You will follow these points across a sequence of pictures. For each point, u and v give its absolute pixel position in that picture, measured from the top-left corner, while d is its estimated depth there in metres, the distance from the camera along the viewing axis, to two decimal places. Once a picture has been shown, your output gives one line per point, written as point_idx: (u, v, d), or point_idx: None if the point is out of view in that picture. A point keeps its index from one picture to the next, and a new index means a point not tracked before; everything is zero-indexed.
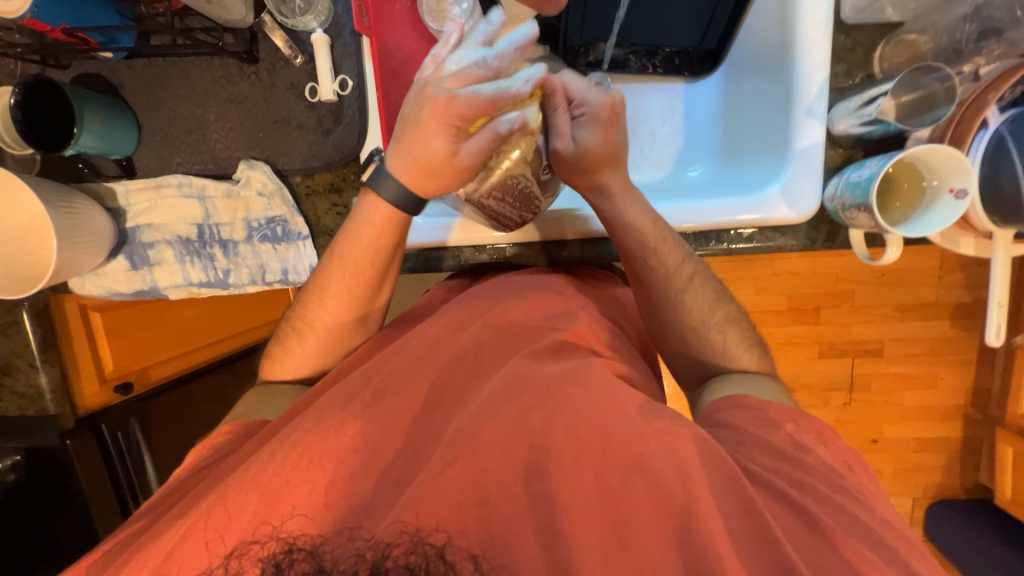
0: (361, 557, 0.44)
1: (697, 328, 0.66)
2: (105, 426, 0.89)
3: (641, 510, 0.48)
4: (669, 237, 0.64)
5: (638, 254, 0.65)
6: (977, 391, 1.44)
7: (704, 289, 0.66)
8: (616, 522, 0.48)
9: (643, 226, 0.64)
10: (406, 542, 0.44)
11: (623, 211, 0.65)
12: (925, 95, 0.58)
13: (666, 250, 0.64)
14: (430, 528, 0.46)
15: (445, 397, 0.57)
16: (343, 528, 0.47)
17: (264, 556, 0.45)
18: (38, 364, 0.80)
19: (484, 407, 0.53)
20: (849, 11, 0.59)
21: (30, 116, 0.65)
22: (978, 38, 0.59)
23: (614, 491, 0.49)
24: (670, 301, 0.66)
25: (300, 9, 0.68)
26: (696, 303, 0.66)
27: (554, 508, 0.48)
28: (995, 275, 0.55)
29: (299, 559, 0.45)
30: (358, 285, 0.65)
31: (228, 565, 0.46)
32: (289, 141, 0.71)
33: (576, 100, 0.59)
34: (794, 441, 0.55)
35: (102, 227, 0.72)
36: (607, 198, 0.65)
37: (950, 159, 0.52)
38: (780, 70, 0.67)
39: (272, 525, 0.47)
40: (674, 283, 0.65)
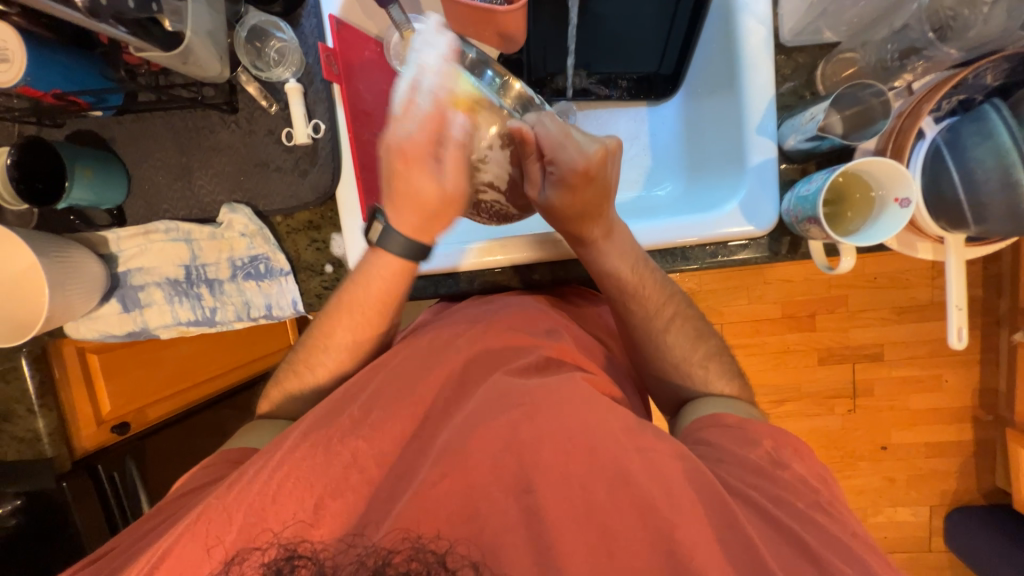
0: (362, 563, 0.47)
1: (676, 361, 0.65)
2: (102, 467, 0.91)
3: (622, 523, 0.48)
4: (649, 280, 0.64)
5: (620, 299, 0.65)
6: (983, 391, 1.41)
7: (686, 327, 0.66)
8: (598, 536, 0.48)
9: (622, 272, 0.64)
10: (407, 549, 0.47)
11: (602, 258, 0.64)
12: (863, 110, 0.61)
13: (647, 293, 0.64)
14: (432, 536, 0.48)
15: (424, 421, 0.58)
16: (343, 534, 0.49)
17: (266, 562, 0.47)
18: (36, 410, 0.82)
19: (462, 428, 0.53)
20: (787, 34, 0.63)
21: (27, 175, 0.70)
22: (901, 57, 0.61)
23: (594, 506, 0.49)
24: (648, 335, 0.65)
25: (274, 61, 0.73)
26: (675, 342, 0.65)
27: (539, 525, 0.48)
28: (952, 280, 0.57)
29: (301, 565, 0.48)
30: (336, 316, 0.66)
31: (229, 570, 0.47)
32: (270, 183, 0.75)
33: (547, 156, 0.60)
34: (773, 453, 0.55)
35: (95, 273, 0.75)
36: (587, 246, 0.65)
37: (892, 171, 0.53)
38: (729, 90, 0.70)
39: (273, 531, 0.49)
40: (654, 323, 0.65)
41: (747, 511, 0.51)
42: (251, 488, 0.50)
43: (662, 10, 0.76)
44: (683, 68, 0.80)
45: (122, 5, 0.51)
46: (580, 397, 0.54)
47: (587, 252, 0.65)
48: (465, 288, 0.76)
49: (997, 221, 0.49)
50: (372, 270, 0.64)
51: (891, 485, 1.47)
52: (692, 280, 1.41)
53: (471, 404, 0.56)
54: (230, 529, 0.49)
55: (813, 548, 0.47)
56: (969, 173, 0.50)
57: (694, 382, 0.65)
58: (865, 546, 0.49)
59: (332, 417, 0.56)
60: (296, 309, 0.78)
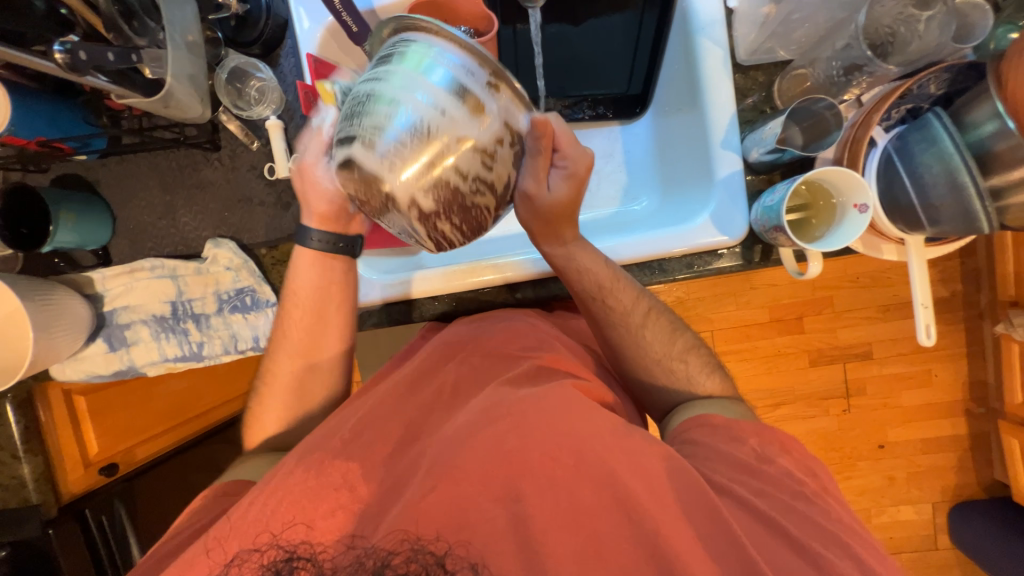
0: (361, 564, 0.45)
1: (656, 360, 0.66)
2: (89, 511, 0.89)
3: (610, 528, 0.48)
4: (622, 277, 0.65)
5: (593, 298, 0.65)
6: (973, 384, 1.43)
7: (661, 322, 0.67)
8: (585, 539, 0.47)
9: (595, 269, 0.64)
10: (406, 551, 0.45)
11: (574, 258, 0.64)
12: (817, 121, 0.64)
13: (620, 290, 0.65)
14: (431, 537, 0.46)
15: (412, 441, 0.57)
16: (343, 536, 0.48)
17: (265, 564, 0.46)
18: (20, 455, 0.80)
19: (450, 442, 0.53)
20: (744, 54, 0.66)
21: (11, 220, 0.71)
22: (847, 73, 0.64)
23: (581, 509, 0.48)
24: (626, 337, 0.66)
25: (255, 99, 0.75)
26: (651, 339, 0.66)
27: (528, 533, 0.47)
28: (916, 279, 0.58)
29: (300, 567, 0.46)
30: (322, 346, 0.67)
31: (229, 573, 0.46)
32: (254, 217, 0.76)
33: (559, 151, 0.54)
34: (758, 453, 0.56)
35: (81, 313, 0.75)
36: (561, 246, 0.64)
37: (848, 179, 0.56)
38: (692, 109, 0.73)
39: (272, 534, 0.48)
40: (633, 321, 0.65)
41: (738, 511, 0.50)
42: (246, 514, 0.50)
43: (628, 37, 0.79)
44: (651, 87, 0.83)
45: (102, 57, 0.53)
46: (567, 402, 0.54)
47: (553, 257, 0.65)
48: (449, 310, 0.76)
49: (948, 222, 0.52)
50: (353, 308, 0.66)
51: (892, 484, 1.47)
52: (679, 290, 1.43)
53: (458, 418, 0.56)
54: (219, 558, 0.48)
55: (797, 541, 0.48)
56: (918, 178, 0.52)
57: (681, 387, 0.66)
58: (855, 540, 0.49)
59: (325, 439, 0.55)
60: None
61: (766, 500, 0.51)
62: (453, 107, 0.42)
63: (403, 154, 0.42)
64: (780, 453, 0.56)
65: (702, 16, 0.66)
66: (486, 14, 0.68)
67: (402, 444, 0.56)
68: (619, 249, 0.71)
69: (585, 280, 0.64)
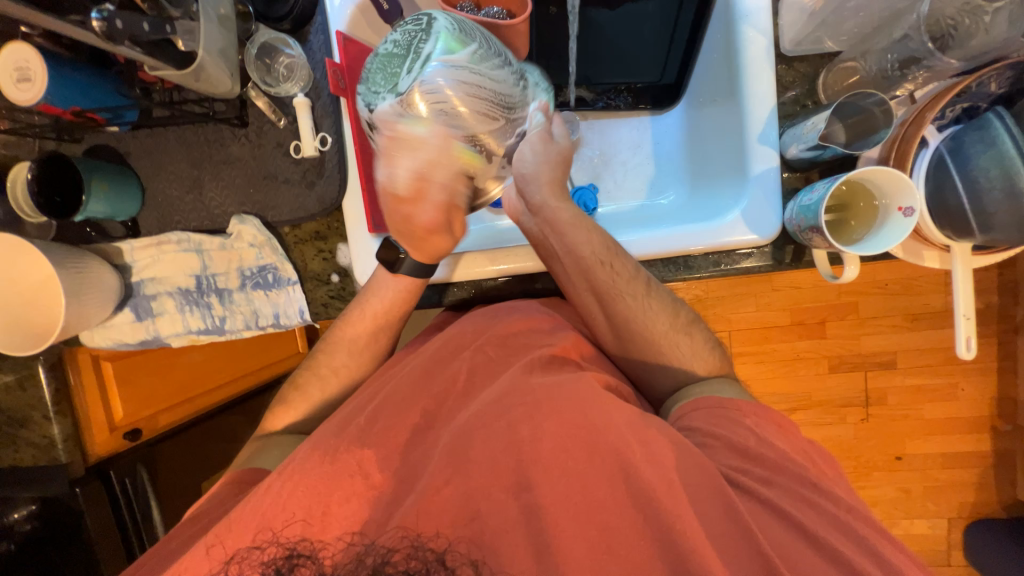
0: (361, 562, 0.46)
1: (663, 333, 0.62)
2: (112, 471, 0.94)
3: (622, 520, 0.47)
4: (619, 252, 0.63)
5: (587, 272, 0.63)
6: (1001, 401, 1.38)
7: (660, 298, 0.63)
8: (598, 532, 0.46)
9: (590, 243, 0.63)
10: (406, 548, 0.46)
11: (569, 232, 0.63)
12: (865, 118, 0.60)
13: (617, 264, 0.62)
14: (431, 534, 0.46)
15: (426, 424, 0.57)
16: (343, 533, 0.48)
17: (266, 561, 0.47)
18: (51, 416, 0.84)
19: (464, 428, 0.52)
20: (788, 44, 0.63)
21: (46, 188, 0.72)
22: (902, 66, 0.59)
23: (595, 502, 0.47)
24: (632, 310, 0.62)
25: (283, 77, 0.75)
26: (655, 311, 0.63)
27: (538, 522, 0.47)
28: (958, 290, 0.56)
29: (300, 564, 0.47)
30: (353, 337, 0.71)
31: (228, 570, 0.47)
32: (278, 194, 0.77)
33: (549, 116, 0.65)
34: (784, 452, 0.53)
35: (110, 282, 0.77)
36: (557, 230, 0.63)
37: (893, 178, 0.53)
38: (730, 98, 0.70)
39: (272, 531, 0.48)
40: (638, 289, 0.62)
41: (761, 512, 0.48)
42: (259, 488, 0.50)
43: (665, 22, 0.75)
44: (685, 76, 0.79)
45: (136, 27, 0.54)
46: (584, 392, 0.52)
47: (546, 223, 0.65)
48: (469, 297, 0.75)
49: (1001, 230, 0.50)
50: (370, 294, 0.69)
51: (907, 497, 1.44)
52: (698, 288, 1.40)
53: (474, 404, 0.55)
54: (234, 526, 0.48)
55: (819, 537, 0.46)
56: (972, 181, 0.50)
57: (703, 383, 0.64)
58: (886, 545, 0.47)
59: (342, 427, 0.56)
60: (303, 318, 0.80)
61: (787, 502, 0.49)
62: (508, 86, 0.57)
63: (492, 133, 0.56)
64: (802, 454, 0.54)
65: (744, 3, 0.63)
66: None
67: (417, 430, 0.56)
68: (630, 241, 0.70)
69: (584, 245, 0.62)
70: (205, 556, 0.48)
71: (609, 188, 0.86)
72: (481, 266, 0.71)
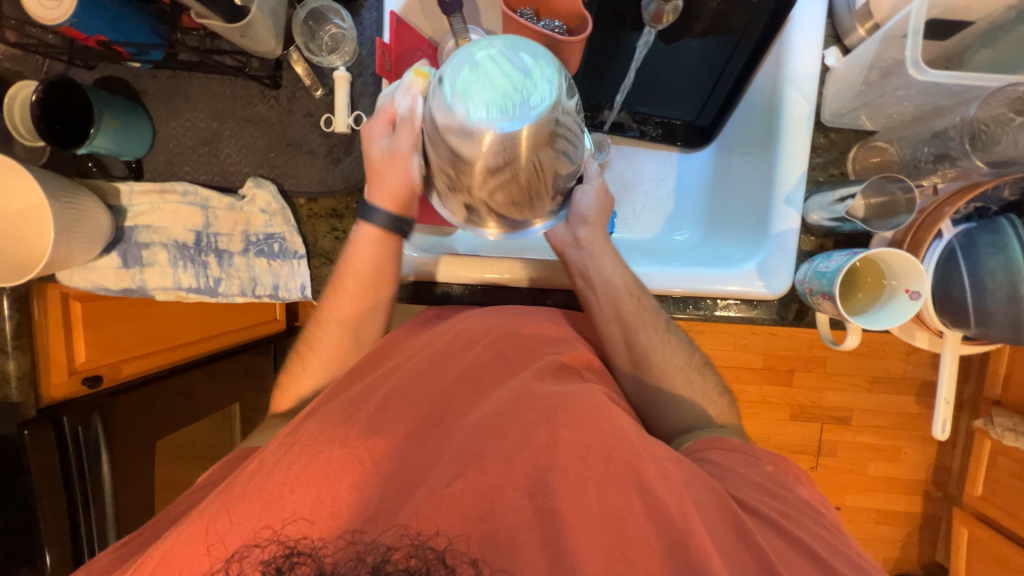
0: (361, 561, 0.42)
1: (677, 370, 0.65)
2: (66, 417, 0.83)
3: (637, 529, 0.46)
4: (644, 289, 0.66)
5: (614, 303, 0.65)
6: (937, 468, 1.48)
7: (677, 337, 0.66)
8: (613, 543, 0.46)
9: (621, 279, 0.66)
10: (406, 546, 0.43)
11: (602, 264, 0.65)
12: (890, 201, 0.63)
13: (643, 299, 0.65)
14: (431, 533, 0.45)
15: (435, 419, 0.56)
16: (344, 532, 0.45)
17: (266, 560, 0.43)
18: (8, 350, 0.77)
19: (477, 426, 0.52)
20: (828, 114, 0.66)
21: (48, 113, 0.67)
22: (936, 160, 0.63)
23: (612, 516, 0.47)
24: (651, 344, 0.65)
25: (328, 47, 0.73)
26: (672, 349, 0.65)
27: (554, 526, 0.46)
28: (945, 372, 0.61)
29: (300, 563, 0.43)
30: (352, 308, 0.68)
31: (229, 569, 0.43)
32: (299, 164, 0.74)
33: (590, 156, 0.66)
34: (776, 477, 0.55)
35: (101, 222, 0.72)
36: (593, 260, 0.66)
37: (906, 262, 0.57)
38: (764, 153, 0.72)
39: (273, 528, 0.45)
40: (659, 326, 0.65)
41: (778, 543, 0.48)
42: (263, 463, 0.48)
43: (714, 68, 0.74)
44: (720, 122, 0.80)
45: None
46: (595, 407, 0.53)
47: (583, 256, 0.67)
48: (463, 297, 0.76)
49: (997, 328, 0.53)
50: (354, 242, 0.67)
51: None
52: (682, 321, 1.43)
53: (480, 406, 0.55)
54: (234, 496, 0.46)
55: (838, 565, 0.47)
56: (978, 280, 0.54)
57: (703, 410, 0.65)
58: None
59: (352, 415, 0.54)
60: (304, 294, 0.78)
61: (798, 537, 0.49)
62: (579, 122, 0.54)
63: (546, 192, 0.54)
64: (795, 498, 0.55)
65: (795, 67, 0.66)
66: (580, 12, 0.65)
67: (425, 426, 0.55)
68: (653, 275, 0.70)
69: (616, 278, 0.65)
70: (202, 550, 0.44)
71: (627, 217, 0.86)
72: (474, 269, 0.72)
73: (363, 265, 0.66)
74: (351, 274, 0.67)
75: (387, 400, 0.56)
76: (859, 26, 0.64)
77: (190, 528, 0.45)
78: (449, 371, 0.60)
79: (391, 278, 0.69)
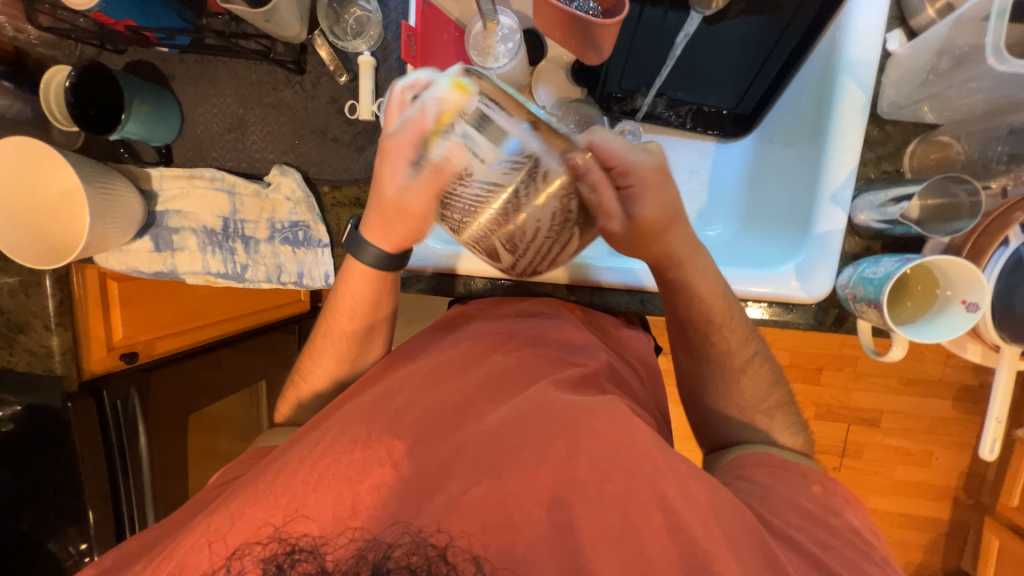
0: (362, 557, 0.43)
1: (720, 366, 0.63)
2: (105, 392, 0.87)
3: (661, 543, 0.45)
4: (736, 316, 0.62)
5: (690, 324, 0.63)
6: (971, 476, 1.42)
7: (764, 369, 0.63)
8: (635, 557, 0.45)
9: (708, 300, 0.61)
10: (407, 543, 0.43)
11: (683, 286, 0.61)
12: (949, 204, 0.58)
13: (731, 329, 0.62)
14: (432, 529, 0.44)
15: (456, 421, 0.55)
16: (343, 529, 0.45)
17: (266, 557, 0.44)
18: (52, 327, 0.82)
19: (498, 430, 0.52)
20: (885, 106, 0.61)
21: (80, 99, 0.68)
22: (1010, 160, 0.58)
23: (634, 529, 0.46)
24: (723, 362, 0.63)
25: (352, 31, 0.71)
26: (749, 377, 0.63)
27: (576, 539, 0.45)
28: (997, 390, 0.57)
29: (301, 560, 0.43)
30: (345, 344, 0.68)
31: (229, 566, 0.44)
32: (323, 152, 0.74)
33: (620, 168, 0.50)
34: (819, 499, 0.53)
35: (134, 208, 0.74)
36: (676, 267, 0.60)
37: (967, 273, 0.52)
38: (809, 146, 0.68)
39: (273, 526, 0.46)
40: (737, 358, 0.62)
41: (806, 563, 0.46)
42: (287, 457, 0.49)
43: (759, 52, 0.69)
44: (762, 110, 0.75)
45: None
46: (620, 413, 0.52)
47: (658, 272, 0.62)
48: (487, 291, 0.77)
49: None
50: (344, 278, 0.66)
51: None
52: None
53: (499, 408, 0.55)
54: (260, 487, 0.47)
55: None
56: None
57: (730, 419, 0.63)
58: None
59: (375, 413, 0.55)
60: (327, 283, 0.78)
61: (834, 559, 0.47)
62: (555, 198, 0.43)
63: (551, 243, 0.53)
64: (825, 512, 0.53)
65: (851, 53, 0.60)
66: None
67: (447, 427, 0.54)
68: (734, 276, 0.65)
69: (700, 305, 0.61)
70: (230, 539, 0.46)
71: None
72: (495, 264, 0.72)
73: (352, 300, 0.66)
74: (339, 307, 0.66)
75: (406, 398, 0.56)
76: (929, 7, 0.58)
77: (223, 520, 0.47)
78: (471, 369, 0.60)
79: (384, 308, 0.68)
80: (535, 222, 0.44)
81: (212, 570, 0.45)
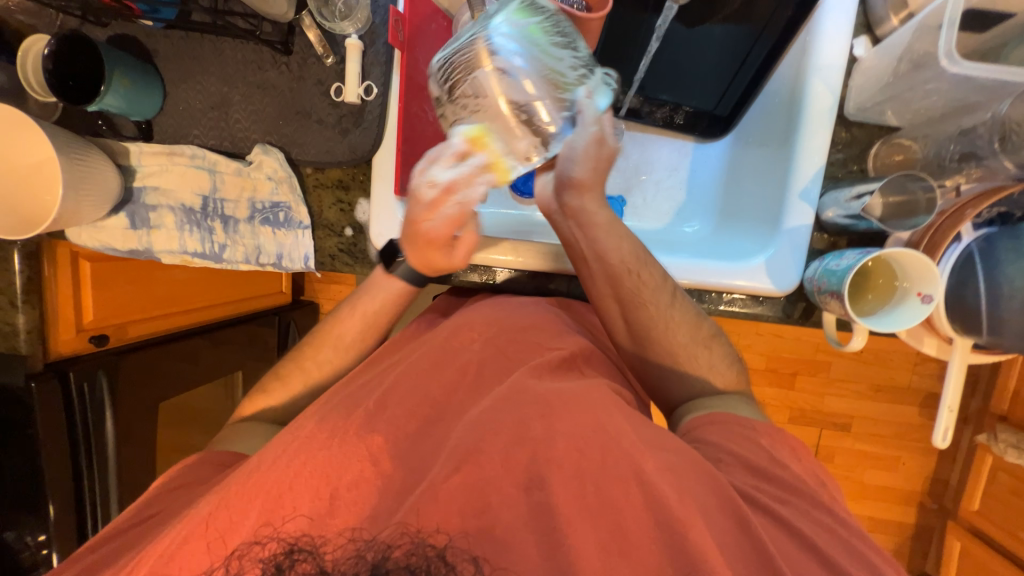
0: (361, 558, 0.44)
1: (681, 344, 0.62)
2: (72, 373, 0.82)
3: (636, 522, 0.46)
4: (646, 260, 0.62)
5: (608, 275, 0.62)
6: (934, 481, 1.46)
7: (686, 308, 0.63)
8: (610, 546, 0.45)
9: (620, 250, 0.61)
10: (406, 543, 0.44)
11: (595, 234, 0.62)
12: (909, 200, 0.62)
13: (646, 275, 0.62)
14: (431, 530, 0.45)
15: (436, 414, 0.55)
16: (344, 529, 0.46)
17: (265, 557, 0.45)
18: (18, 304, 0.77)
19: (477, 418, 0.52)
20: (852, 108, 0.65)
21: (59, 69, 0.66)
22: (961, 159, 0.62)
23: (610, 517, 0.46)
24: (653, 318, 0.61)
25: (340, 13, 0.73)
26: (677, 322, 0.62)
27: (552, 522, 0.46)
28: (951, 380, 0.60)
29: (301, 560, 0.44)
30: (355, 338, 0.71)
31: (229, 565, 0.45)
32: (308, 133, 0.74)
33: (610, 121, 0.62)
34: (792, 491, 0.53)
35: (110, 182, 0.72)
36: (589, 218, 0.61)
37: (921, 265, 0.55)
38: (780, 147, 0.71)
39: (274, 526, 0.46)
40: (662, 300, 0.61)
41: (777, 545, 0.47)
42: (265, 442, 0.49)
43: (736, 52, 0.71)
44: (737, 113, 0.78)
45: None
46: (595, 398, 0.53)
47: (578, 226, 0.63)
48: (479, 283, 0.76)
49: (1009, 337, 0.54)
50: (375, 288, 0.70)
51: None
52: None
53: (481, 399, 0.55)
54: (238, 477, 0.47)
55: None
56: (994, 286, 0.54)
57: None
58: None
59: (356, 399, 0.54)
60: (307, 265, 0.78)
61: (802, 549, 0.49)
62: (564, 72, 0.54)
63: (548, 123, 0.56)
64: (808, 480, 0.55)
65: (820, 58, 0.64)
66: None
67: (426, 416, 0.55)
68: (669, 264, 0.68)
69: (615, 252, 0.61)
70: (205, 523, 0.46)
71: (638, 205, 0.85)
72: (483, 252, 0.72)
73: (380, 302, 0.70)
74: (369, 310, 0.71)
75: (387, 387, 0.56)
76: (893, 16, 0.62)
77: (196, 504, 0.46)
78: (451, 358, 0.60)
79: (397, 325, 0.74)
80: (566, 70, 0.54)
81: (212, 568, 0.45)
